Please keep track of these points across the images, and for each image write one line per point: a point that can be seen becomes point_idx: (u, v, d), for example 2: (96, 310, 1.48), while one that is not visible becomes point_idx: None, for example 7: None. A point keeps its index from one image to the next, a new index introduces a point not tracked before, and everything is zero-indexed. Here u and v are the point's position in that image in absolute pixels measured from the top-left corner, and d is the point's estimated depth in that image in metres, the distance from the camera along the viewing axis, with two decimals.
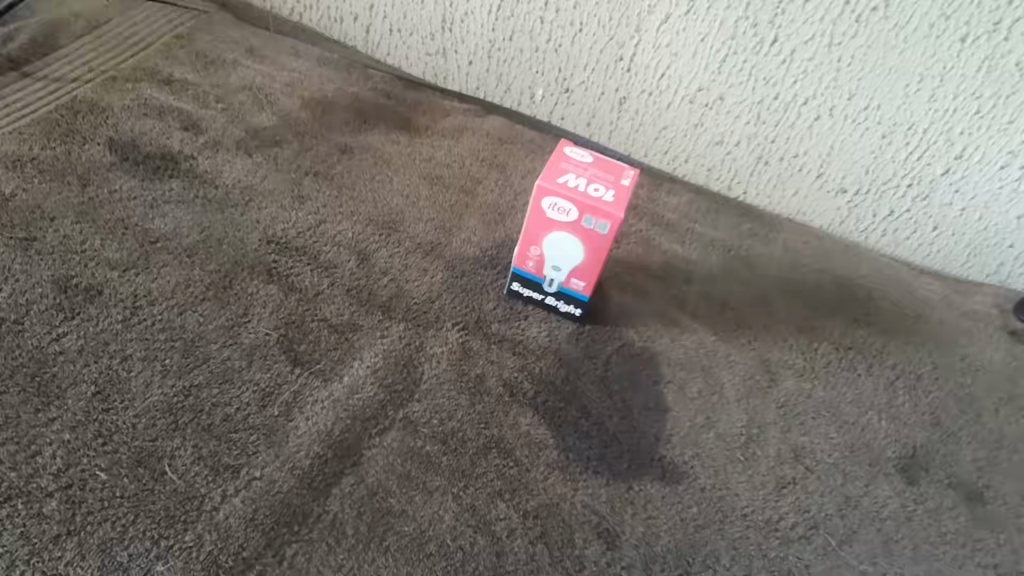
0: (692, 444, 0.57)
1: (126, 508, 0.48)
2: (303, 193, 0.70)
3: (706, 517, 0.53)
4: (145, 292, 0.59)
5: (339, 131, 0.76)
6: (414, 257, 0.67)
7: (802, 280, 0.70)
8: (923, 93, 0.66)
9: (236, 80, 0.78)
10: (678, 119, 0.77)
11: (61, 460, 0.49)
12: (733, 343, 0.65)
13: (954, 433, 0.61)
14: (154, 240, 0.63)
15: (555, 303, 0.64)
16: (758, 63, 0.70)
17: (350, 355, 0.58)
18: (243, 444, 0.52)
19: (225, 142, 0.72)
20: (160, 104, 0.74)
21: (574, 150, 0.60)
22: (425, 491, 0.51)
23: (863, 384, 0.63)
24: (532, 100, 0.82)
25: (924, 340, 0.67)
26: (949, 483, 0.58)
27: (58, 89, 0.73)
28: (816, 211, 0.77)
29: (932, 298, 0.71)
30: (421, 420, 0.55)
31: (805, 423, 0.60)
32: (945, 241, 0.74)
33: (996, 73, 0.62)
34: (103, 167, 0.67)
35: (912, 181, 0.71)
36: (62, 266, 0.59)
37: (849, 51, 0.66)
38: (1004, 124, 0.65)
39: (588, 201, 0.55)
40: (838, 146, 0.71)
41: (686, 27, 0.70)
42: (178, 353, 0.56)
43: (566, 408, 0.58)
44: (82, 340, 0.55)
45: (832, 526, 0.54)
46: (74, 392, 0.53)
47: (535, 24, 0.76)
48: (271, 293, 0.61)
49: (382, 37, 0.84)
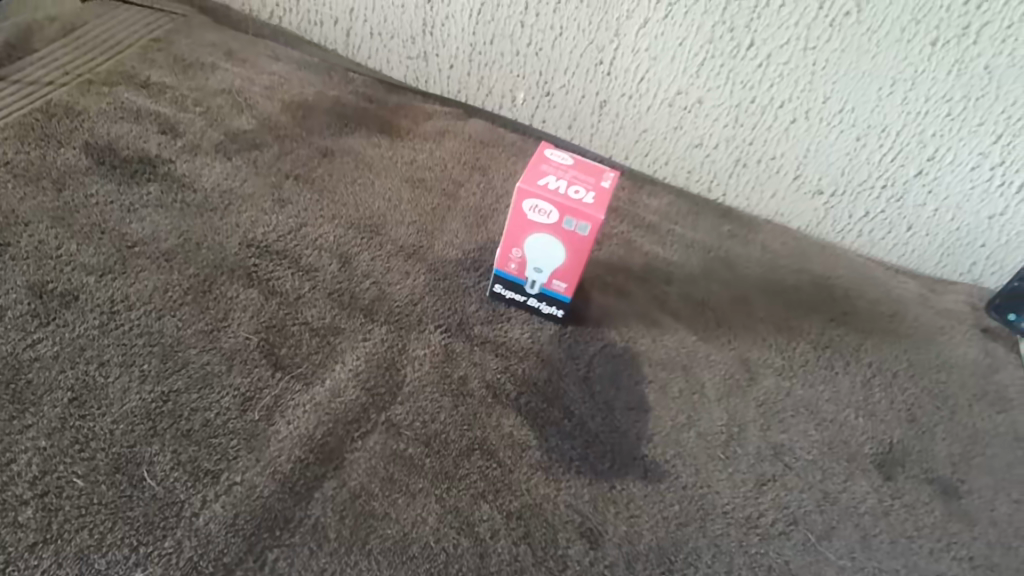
0: (673, 442, 0.58)
1: (104, 516, 0.47)
2: (283, 197, 0.69)
3: (688, 515, 0.53)
4: (123, 296, 0.59)
5: (320, 134, 0.76)
6: (396, 260, 0.67)
7: (781, 280, 0.71)
8: (896, 96, 0.67)
9: (215, 83, 0.78)
10: (658, 122, 0.77)
11: (37, 468, 0.48)
12: (714, 343, 0.65)
13: (929, 428, 0.62)
14: (132, 245, 0.62)
15: (537, 305, 0.64)
16: (735, 67, 0.71)
17: (331, 358, 0.58)
18: (224, 448, 0.51)
19: (204, 145, 0.72)
20: (138, 108, 0.73)
21: (554, 152, 0.60)
22: (408, 493, 0.51)
23: (840, 382, 0.64)
24: (514, 103, 0.83)
25: (899, 338, 0.68)
26: (925, 477, 0.59)
27: (32, 93, 0.72)
28: (794, 212, 0.78)
29: (907, 296, 0.72)
30: (404, 422, 0.55)
31: (785, 421, 0.61)
32: (920, 241, 0.75)
33: (966, 77, 0.64)
34: (79, 172, 0.66)
35: (887, 182, 0.72)
36: (37, 272, 0.59)
37: (824, 55, 0.67)
38: (975, 125, 0.66)
39: (568, 203, 0.56)
40: (815, 148, 0.73)
41: (664, 32, 0.71)
42: (156, 358, 0.56)
43: (549, 409, 0.58)
44: (58, 346, 0.55)
45: (811, 521, 0.55)
46: (50, 399, 0.52)
47: (515, 28, 0.76)
48: (251, 297, 0.61)
49: (362, 40, 0.84)
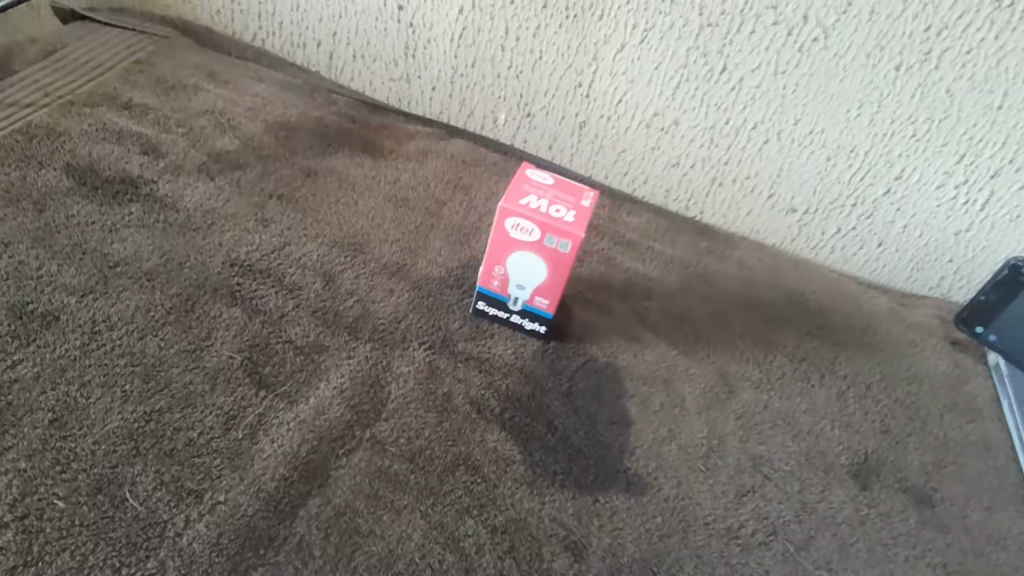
0: (655, 455, 0.59)
1: (85, 537, 0.47)
2: (267, 216, 0.70)
3: (670, 527, 0.54)
4: (104, 316, 0.58)
5: (303, 154, 0.77)
6: (379, 278, 0.67)
7: (757, 295, 0.73)
8: (864, 119, 0.70)
9: (198, 105, 0.78)
10: (636, 142, 0.79)
11: (17, 490, 0.48)
12: (693, 358, 0.67)
13: (902, 439, 0.64)
14: (113, 265, 0.62)
15: (520, 321, 0.65)
16: (710, 90, 0.73)
17: (315, 376, 0.58)
18: (207, 468, 0.51)
19: (186, 166, 0.72)
20: (120, 128, 0.73)
21: (535, 172, 0.62)
22: (393, 510, 0.51)
23: (816, 395, 0.66)
24: (495, 124, 0.84)
25: (872, 351, 0.70)
26: (899, 486, 0.60)
27: (13, 114, 0.71)
28: (768, 230, 0.80)
29: (879, 311, 0.74)
30: (389, 439, 0.55)
31: (763, 433, 0.62)
32: (890, 257, 0.78)
33: (929, 99, 0.67)
34: (60, 193, 0.66)
35: (857, 201, 0.75)
36: (17, 293, 0.58)
37: (794, 79, 0.70)
38: (939, 146, 0.69)
39: (550, 221, 0.57)
40: (787, 168, 0.75)
41: (640, 56, 0.73)
42: (138, 378, 0.55)
43: (533, 424, 0.59)
44: (38, 367, 0.54)
45: (790, 531, 0.56)
46: (30, 420, 0.51)
47: (496, 51, 0.78)
48: (235, 316, 0.61)
49: (345, 62, 0.85)
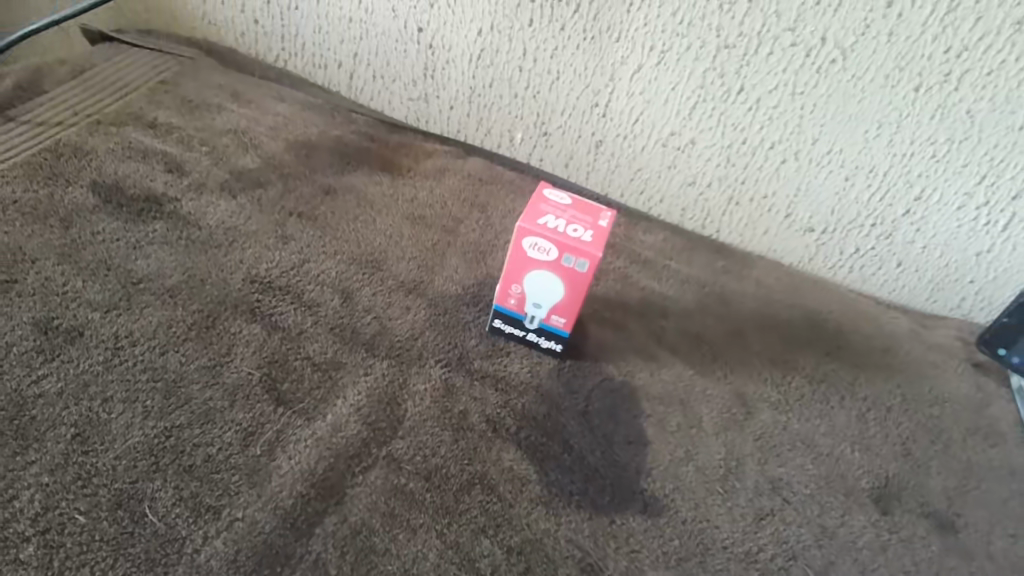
0: (672, 476, 0.58)
1: (105, 552, 0.47)
2: (286, 233, 0.71)
3: (688, 550, 0.54)
4: (127, 332, 0.59)
5: (323, 173, 0.78)
6: (396, 295, 0.68)
7: (774, 314, 0.73)
8: (882, 139, 0.69)
9: (221, 124, 0.80)
10: (652, 161, 0.80)
11: (39, 504, 0.48)
12: (710, 378, 0.66)
13: (924, 463, 0.63)
14: (137, 281, 0.63)
15: (536, 340, 0.65)
16: (726, 110, 0.73)
17: (333, 393, 0.59)
18: (225, 484, 0.52)
19: (209, 184, 0.73)
20: (145, 147, 0.75)
21: (553, 192, 0.62)
22: (409, 528, 0.51)
23: (836, 417, 0.65)
24: (512, 143, 0.85)
25: (892, 373, 0.70)
26: (922, 511, 0.59)
27: (42, 133, 0.73)
28: (785, 249, 0.80)
29: (899, 332, 0.73)
30: (405, 456, 0.55)
31: (782, 455, 0.61)
32: (910, 277, 0.77)
33: (950, 120, 0.66)
34: (86, 210, 0.68)
35: (876, 221, 0.74)
36: (42, 308, 0.59)
37: (812, 99, 0.70)
38: (959, 167, 0.69)
39: (567, 241, 0.57)
40: (804, 188, 0.75)
41: (657, 77, 0.74)
42: (159, 394, 0.56)
43: (549, 443, 0.59)
44: (62, 382, 0.55)
45: (810, 556, 0.55)
46: (53, 434, 0.52)
47: (514, 72, 0.79)
48: (254, 333, 0.62)
49: (365, 83, 0.87)
